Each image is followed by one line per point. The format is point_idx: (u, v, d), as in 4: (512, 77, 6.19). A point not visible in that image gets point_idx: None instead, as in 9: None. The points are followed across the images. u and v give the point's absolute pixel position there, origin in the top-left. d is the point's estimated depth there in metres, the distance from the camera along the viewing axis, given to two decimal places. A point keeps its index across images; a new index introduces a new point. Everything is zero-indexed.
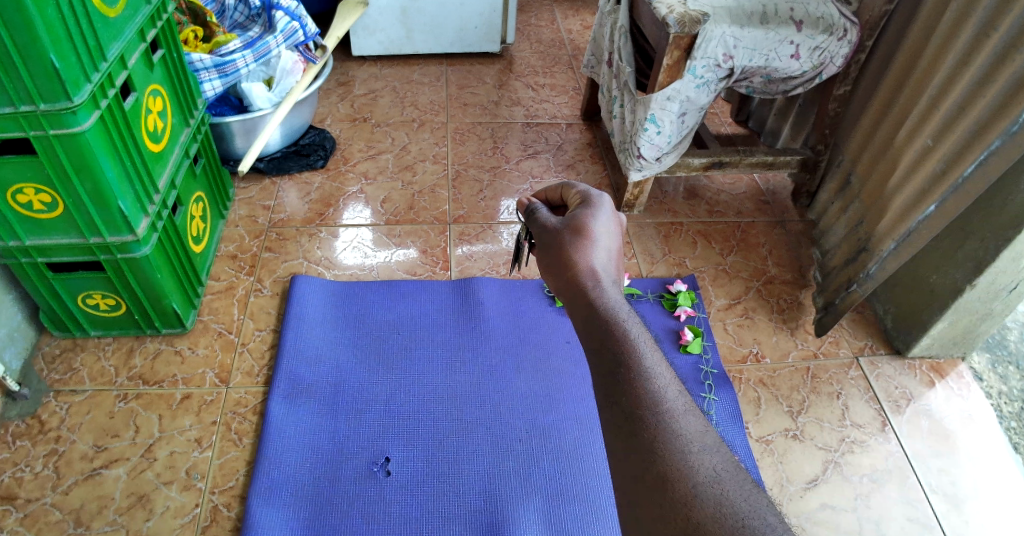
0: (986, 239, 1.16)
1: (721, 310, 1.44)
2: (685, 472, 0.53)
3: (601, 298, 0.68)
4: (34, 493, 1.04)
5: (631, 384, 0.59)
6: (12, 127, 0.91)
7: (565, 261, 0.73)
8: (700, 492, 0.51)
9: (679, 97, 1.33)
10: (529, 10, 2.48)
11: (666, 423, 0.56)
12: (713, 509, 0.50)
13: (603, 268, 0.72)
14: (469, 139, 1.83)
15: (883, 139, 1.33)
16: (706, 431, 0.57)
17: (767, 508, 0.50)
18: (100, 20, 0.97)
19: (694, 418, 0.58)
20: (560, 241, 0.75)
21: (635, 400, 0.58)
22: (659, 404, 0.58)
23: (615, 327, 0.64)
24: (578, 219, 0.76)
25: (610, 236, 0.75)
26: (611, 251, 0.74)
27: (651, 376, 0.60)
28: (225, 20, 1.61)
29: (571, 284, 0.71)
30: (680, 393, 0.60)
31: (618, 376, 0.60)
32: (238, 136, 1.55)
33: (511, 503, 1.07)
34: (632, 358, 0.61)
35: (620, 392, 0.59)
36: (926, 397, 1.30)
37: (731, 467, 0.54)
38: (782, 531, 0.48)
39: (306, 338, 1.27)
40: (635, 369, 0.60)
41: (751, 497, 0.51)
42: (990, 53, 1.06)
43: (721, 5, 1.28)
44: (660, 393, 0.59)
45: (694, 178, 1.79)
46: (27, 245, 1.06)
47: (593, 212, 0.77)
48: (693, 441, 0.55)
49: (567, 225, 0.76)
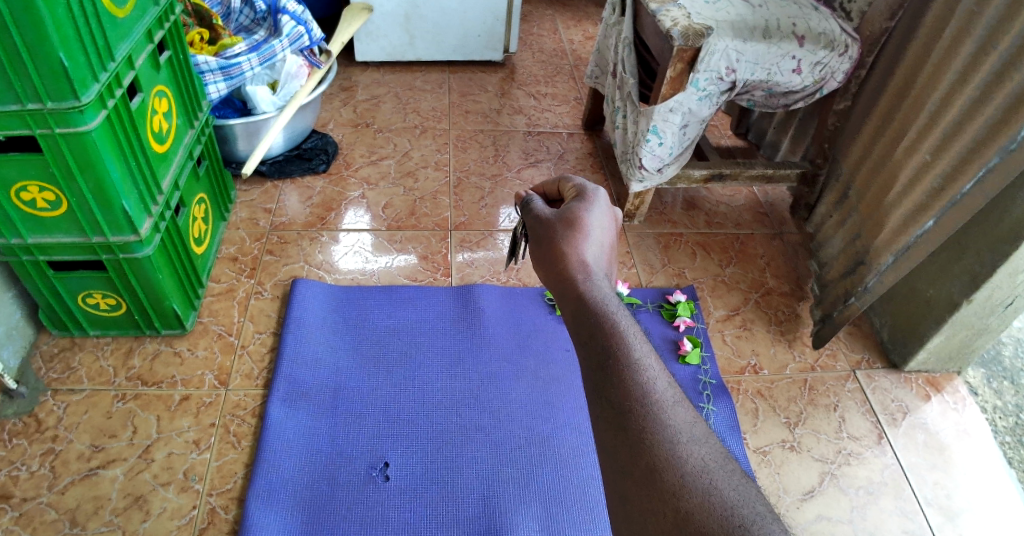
0: (984, 254, 1.17)
1: (720, 321, 1.45)
2: (674, 463, 0.53)
3: (591, 289, 0.68)
4: (30, 492, 1.04)
5: (619, 376, 0.60)
6: (17, 125, 0.91)
7: (558, 253, 0.73)
8: (689, 482, 0.51)
9: (681, 109, 1.34)
10: (532, 20, 2.50)
11: (656, 415, 0.57)
12: (702, 498, 0.50)
13: (595, 262, 0.73)
14: (471, 146, 1.84)
15: (881, 154, 1.35)
16: (695, 422, 0.57)
17: (756, 498, 0.51)
18: (109, 20, 0.98)
19: (682, 410, 0.58)
20: (554, 233, 0.76)
21: (624, 392, 0.58)
22: (648, 397, 0.58)
23: (605, 318, 0.65)
24: (572, 211, 0.77)
25: (604, 231, 0.77)
26: (603, 245, 0.75)
27: (642, 367, 0.60)
28: (230, 23, 1.61)
29: (563, 273, 0.72)
30: (669, 385, 0.60)
31: (607, 369, 0.60)
32: (241, 138, 1.56)
33: (511, 510, 1.07)
34: (622, 350, 0.62)
35: (610, 386, 0.59)
36: (921, 411, 1.31)
37: (720, 458, 0.54)
38: (771, 520, 0.48)
39: (305, 342, 1.27)
40: (624, 361, 0.61)
41: (740, 487, 0.51)
42: (989, 71, 1.07)
43: (724, 19, 1.29)
44: (650, 385, 0.59)
45: (694, 190, 1.80)
46: (29, 243, 1.05)
47: (586, 205, 0.78)
48: (682, 432, 0.56)
49: (561, 217, 0.77)
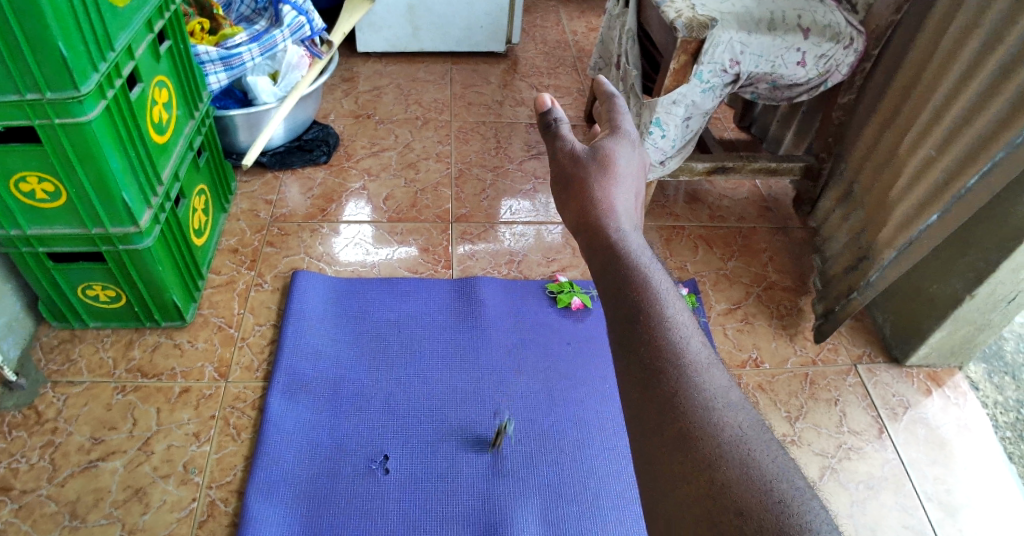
0: (988, 250, 1.16)
1: (722, 315, 1.45)
2: (710, 430, 0.52)
3: (622, 240, 0.69)
4: (31, 484, 1.04)
5: (652, 333, 0.59)
6: (17, 115, 0.91)
7: (592, 195, 0.75)
8: (726, 452, 0.50)
9: (684, 101, 1.33)
10: (535, 11, 2.48)
11: (690, 376, 0.56)
12: (740, 470, 0.49)
13: (625, 207, 0.75)
14: (473, 138, 1.83)
15: (886, 149, 1.34)
16: (731, 387, 0.56)
17: (794, 471, 0.50)
18: (109, 10, 0.97)
19: (718, 372, 0.57)
20: (587, 172, 0.78)
21: (655, 351, 0.57)
22: (681, 358, 0.57)
23: (637, 272, 0.64)
24: (605, 151, 0.80)
25: (632, 181, 0.79)
26: (632, 194, 0.78)
27: (675, 325, 0.59)
28: (232, 13, 1.61)
29: (595, 216, 0.73)
30: (704, 345, 0.59)
31: (637, 324, 0.60)
32: (242, 128, 1.55)
33: (511, 504, 1.07)
34: (654, 307, 0.60)
35: (641, 342, 0.58)
36: (922, 406, 1.31)
37: (757, 426, 0.53)
38: (810, 496, 0.48)
39: (306, 334, 1.27)
40: (656, 317, 0.60)
41: (778, 459, 0.50)
42: (995, 67, 1.06)
43: (730, 10, 1.27)
44: (684, 345, 0.58)
45: (696, 183, 1.79)
46: (28, 235, 1.05)
47: (618, 143, 0.81)
48: (718, 397, 0.55)
49: (595, 160, 0.79)
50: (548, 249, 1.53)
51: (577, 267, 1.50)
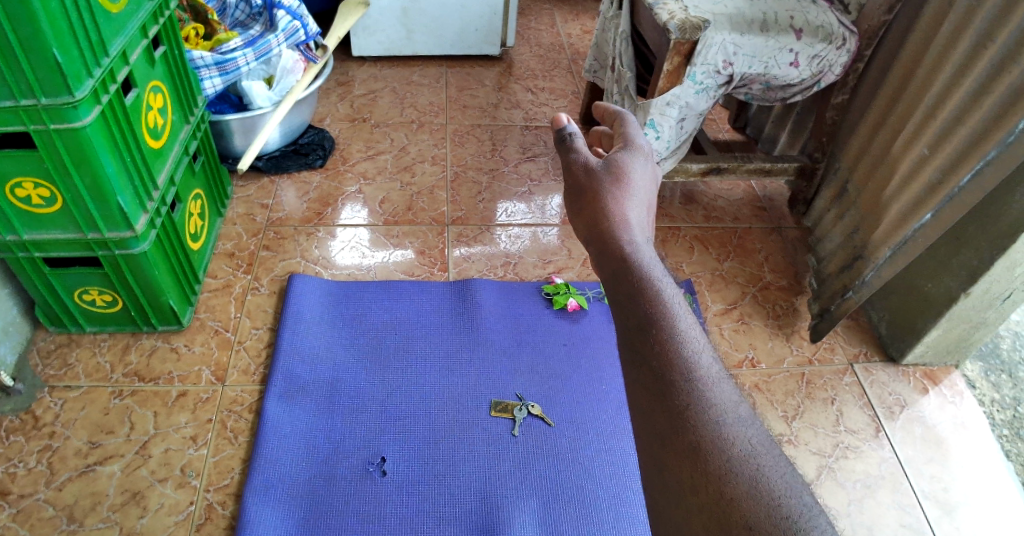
0: (983, 247, 1.17)
1: (718, 315, 1.45)
2: (719, 442, 0.52)
3: (635, 253, 0.67)
4: (28, 489, 1.04)
5: (662, 344, 0.58)
6: (12, 120, 0.91)
7: (603, 206, 0.72)
8: (735, 465, 0.51)
9: (678, 102, 1.34)
10: (530, 14, 2.49)
11: (700, 391, 0.55)
12: (748, 484, 0.49)
13: (639, 218, 0.72)
14: (468, 141, 1.84)
15: (880, 149, 1.35)
16: (739, 401, 0.56)
17: (800, 486, 0.50)
18: (103, 15, 0.97)
19: (727, 386, 0.57)
20: (599, 185, 0.75)
21: (666, 360, 0.57)
22: (691, 370, 0.57)
23: (649, 284, 0.63)
24: (619, 164, 0.76)
25: (647, 190, 0.76)
26: (646, 203, 0.74)
27: (686, 337, 0.59)
28: (226, 18, 1.60)
29: (606, 228, 0.70)
30: (714, 359, 0.59)
31: (649, 334, 0.59)
32: (237, 133, 1.55)
33: (509, 505, 1.07)
34: (665, 319, 0.60)
35: (651, 352, 0.58)
36: (919, 404, 1.31)
37: (766, 442, 0.53)
38: (818, 512, 0.48)
39: (302, 337, 1.27)
40: (667, 330, 0.59)
41: (787, 474, 0.50)
42: (987, 65, 1.07)
43: (721, 12, 1.28)
44: (694, 358, 0.57)
45: (691, 184, 1.80)
46: (25, 239, 1.05)
47: (634, 158, 0.77)
48: (727, 410, 0.54)
49: (607, 169, 0.76)
50: (544, 251, 1.54)
51: (573, 269, 1.50)
